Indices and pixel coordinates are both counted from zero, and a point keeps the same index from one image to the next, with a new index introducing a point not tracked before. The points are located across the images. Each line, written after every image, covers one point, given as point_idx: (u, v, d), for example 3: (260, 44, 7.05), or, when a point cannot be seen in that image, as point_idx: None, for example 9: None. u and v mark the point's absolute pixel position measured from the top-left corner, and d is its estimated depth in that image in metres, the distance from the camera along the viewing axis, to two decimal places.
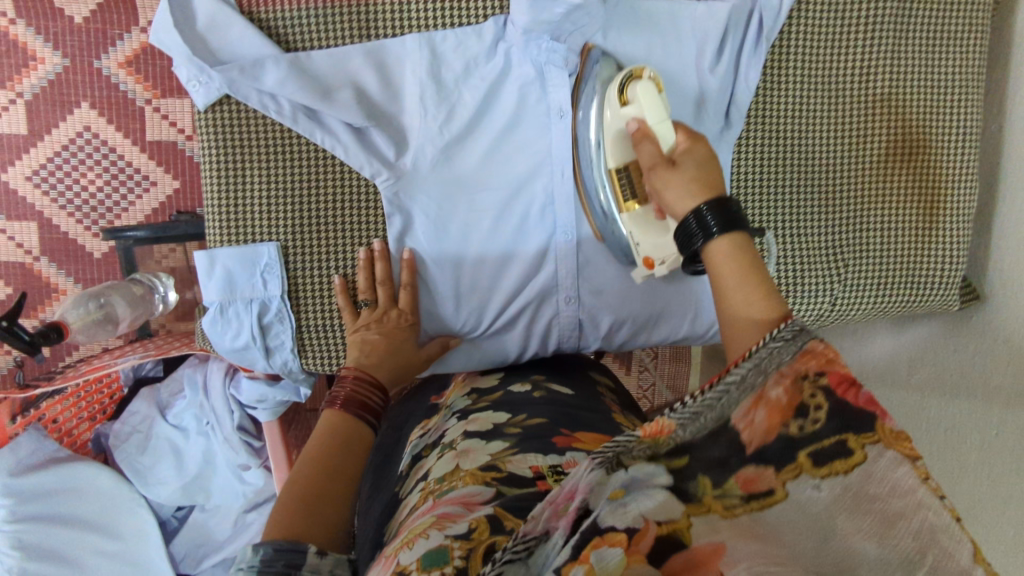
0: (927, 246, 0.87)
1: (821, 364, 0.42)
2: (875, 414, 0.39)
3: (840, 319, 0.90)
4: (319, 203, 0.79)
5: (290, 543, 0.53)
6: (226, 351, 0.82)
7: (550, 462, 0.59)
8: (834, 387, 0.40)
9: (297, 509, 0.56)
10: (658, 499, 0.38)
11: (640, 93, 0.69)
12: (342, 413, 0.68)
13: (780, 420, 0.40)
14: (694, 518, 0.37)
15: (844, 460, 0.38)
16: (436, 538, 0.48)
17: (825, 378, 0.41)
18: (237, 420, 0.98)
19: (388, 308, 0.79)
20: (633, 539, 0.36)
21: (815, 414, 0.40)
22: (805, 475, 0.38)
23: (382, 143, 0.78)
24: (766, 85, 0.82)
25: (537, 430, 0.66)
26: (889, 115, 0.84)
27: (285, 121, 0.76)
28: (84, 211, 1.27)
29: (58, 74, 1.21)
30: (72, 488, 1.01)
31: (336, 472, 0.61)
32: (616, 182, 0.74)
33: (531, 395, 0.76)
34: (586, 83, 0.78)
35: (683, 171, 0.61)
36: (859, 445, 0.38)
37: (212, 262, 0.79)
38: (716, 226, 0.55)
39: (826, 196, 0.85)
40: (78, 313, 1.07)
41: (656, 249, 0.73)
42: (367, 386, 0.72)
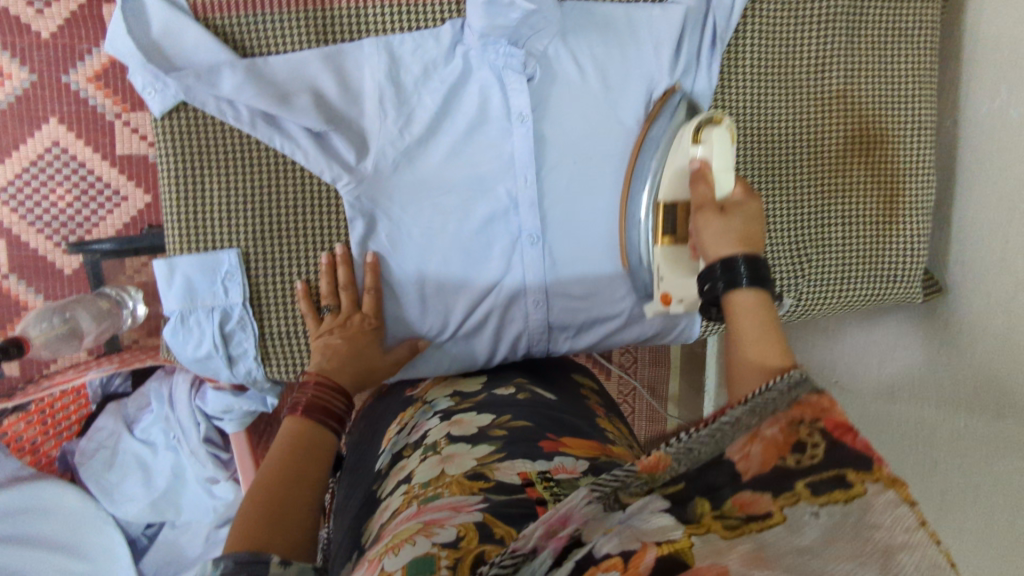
0: (889, 239, 0.88)
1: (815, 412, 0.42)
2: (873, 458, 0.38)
3: (806, 314, 0.91)
4: (280, 209, 0.79)
5: (252, 554, 0.50)
6: (189, 361, 0.80)
7: (539, 469, 0.58)
8: (831, 430, 0.40)
9: (259, 522, 0.54)
10: (655, 524, 0.39)
11: (713, 137, 0.71)
12: (306, 420, 0.66)
13: (777, 452, 0.40)
14: (696, 539, 0.37)
15: (843, 490, 0.37)
16: (424, 545, 0.47)
17: (821, 423, 0.40)
18: (203, 431, 0.97)
19: (351, 314, 0.79)
20: (631, 564, 0.36)
21: (813, 451, 0.39)
22: (803, 503, 0.37)
23: (343, 148, 0.78)
24: (725, 84, 0.83)
25: (524, 432, 0.66)
26: (845, 111, 0.85)
27: (243, 127, 0.76)
28: (53, 227, 1.25)
29: (26, 90, 1.20)
30: (35, 506, 0.99)
31: (301, 486, 0.59)
32: (660, 213, 0.74)
33: (514, 397, 0.76)
34: (669, 104, 0.80)
35: (730, 221, 0.62)
36: (859, 480, 0.37)
37: (172, 271, 0.78)
38: (744, 278, 0.55)
39: (788, 192, 0.86)
40: (42, 327, 1.07)
41: (681, 288, 0.73)
42: (329, 391, 0.70)
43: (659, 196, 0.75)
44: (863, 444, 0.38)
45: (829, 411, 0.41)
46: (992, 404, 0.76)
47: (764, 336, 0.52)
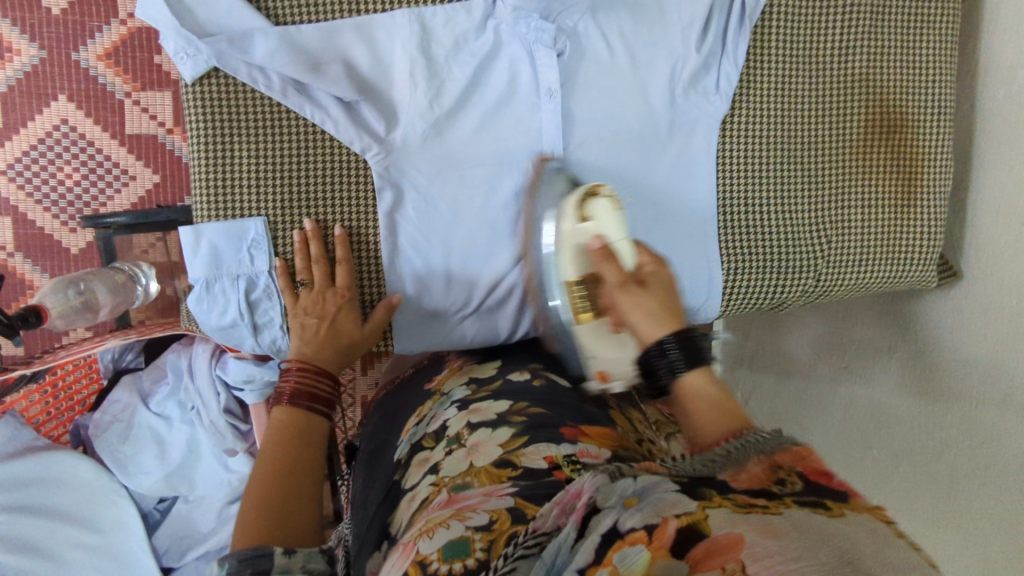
0: (906, 224, 0.88)
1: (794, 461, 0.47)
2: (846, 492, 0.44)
3: (823, 297, 0.90)
4: (308, 177, 0.79)
5: (256, 548, 0.57)
6: (213, 331, 0.80)
7: (565, 453, 0.60)
8: (808, 474, 0.46)
9: (262, 515, 0.60)
10: (667, 499, 0.43)
11: (598, 209, 0.72)
12: (294, 411, 0.71)
13: (762, 481, 0.45)
14: (711, 511, 0.41)
15: (824, 509, 0.42)
16: (458, 529, 0.50)
17: (800, 468, 0.47)
18: (222, 402, 0.95)
19: (323, 289, 0.78)
20: (654, 538, 0.40)
21: (791, 484, 0.45)
22: (791, 506, 0.42)
23: (373, 119, 0.78)
24: (750, 66, 0.83)
25: (544, 419, 0.67)
26: (866, 96, 0.86)
27: (274, 95, 0.76)
28: (61, 205, 1.25)
29: (36, 66, 1.20)
30: (49, 477, 0.98)
31: (297, 478, 0.65)
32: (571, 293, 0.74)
33: (530, 384, 0.76)
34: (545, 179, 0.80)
35: (648, 294, 0.66)
36: (839, 506, 0.42)
37: (198, 237, 0.78)
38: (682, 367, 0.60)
39: (809, 175, 0.86)
40: (57, 299, 1.05)
41: (615, 365, 0.73)
42: (313, 375, 0.74)
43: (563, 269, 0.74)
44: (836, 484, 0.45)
45: (808, 460, 0.47)
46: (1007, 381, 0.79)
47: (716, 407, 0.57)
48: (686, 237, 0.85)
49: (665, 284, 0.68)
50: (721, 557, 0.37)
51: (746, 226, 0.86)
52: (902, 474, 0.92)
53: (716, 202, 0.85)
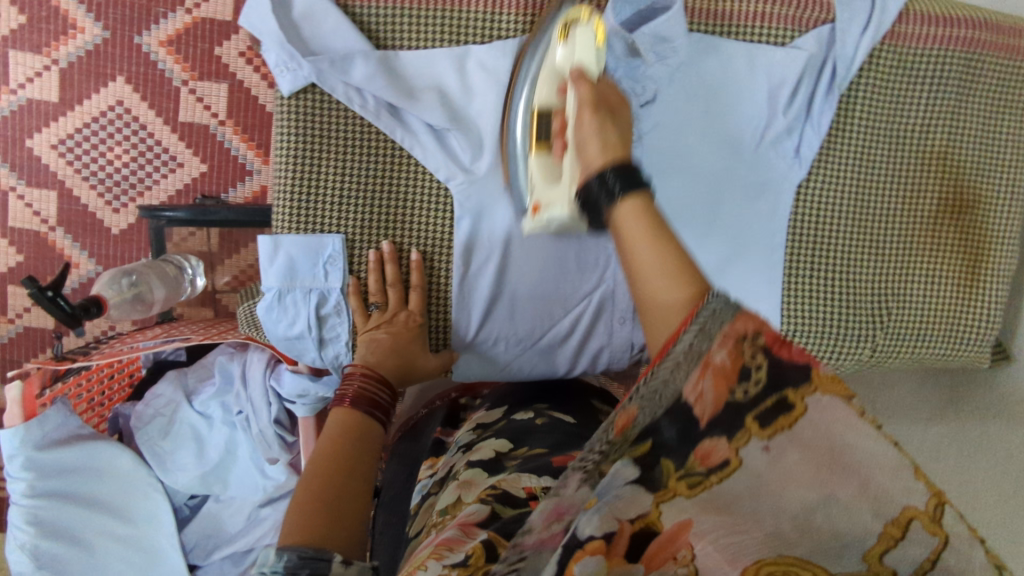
0: (971, 306, 0.85)
1: (757, 322, 0.41)
2: (809, 365, 0.39)
3: (877, 367, 0.87)
4: (390, 198, 0.79)
5: (316, 550, 0.54)
6: (278, 339, 0.81)
7: (543, 483, 0.63)
8: (770, 345, 0.40)
9: (315, 517, 0.58)
10: (626, 495, 0.40)
11: (576, 34, 0.68)
12: (350, 412, 0.70)
13: (726, 385, 0.40)
14: (664, 505, 0.39)
15: (785, 415, 0.38)
16: (434, 569, 0.49)
17: (761, 338, 0.41)
18: (273, 413, 0.95)
19: (395, 311, 0.79)
20: (612, 546, 0.38)
21: (757, 376, 0.40)
22: (755, 439, 0.38)
23: (460, 148, 0.79)
24: (835, 130, 0.80)
25: (538, 455, 0.70)
26: (944, 172, 0.83)
27: (368, 116, 0.77)
28: (107, 185, 1.29)
29: (97, 46, 1.24)
30: (91, 467, 0.98)
31: (349, 482, 0.63)
32: (535, 120, 0.70)
33: (533, 422, 0.79)
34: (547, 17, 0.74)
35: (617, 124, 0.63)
36: (799, 399, 0.38)
37: (276, 248, 0.78)
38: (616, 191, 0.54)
39: (878, 246, 0.83)
40: (112, 290, 1.07)
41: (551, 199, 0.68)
42: (375, 382, 0.74)
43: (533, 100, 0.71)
44: (797, 353, 0.40)
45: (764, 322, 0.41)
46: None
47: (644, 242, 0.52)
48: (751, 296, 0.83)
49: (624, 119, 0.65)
50: (673, 546, 0.38)
51: (811, 289, 0.83)
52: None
53: (784, 262, 0.82)
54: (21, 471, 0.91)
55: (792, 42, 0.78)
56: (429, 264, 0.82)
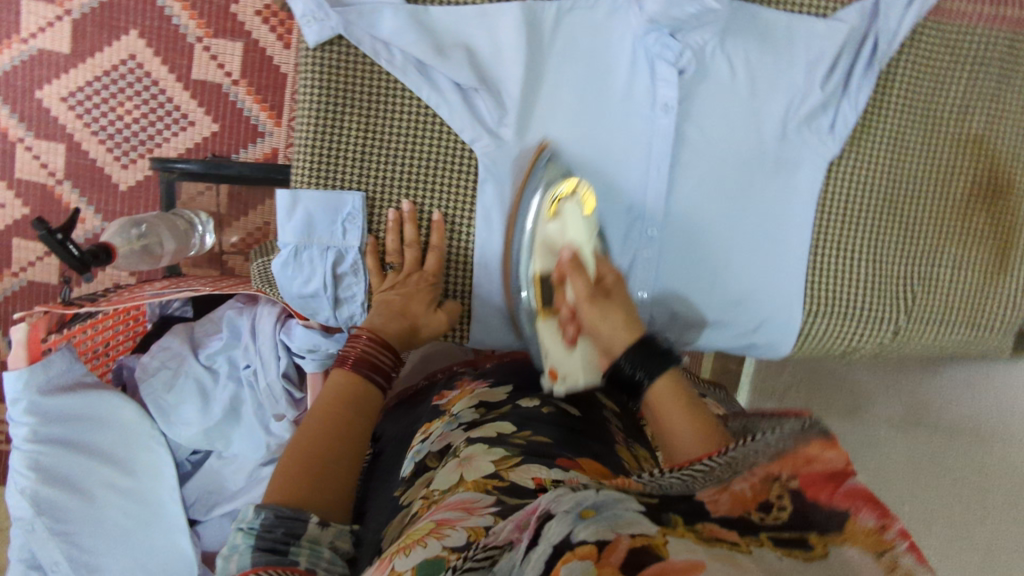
0: (996, 293, 0.83)
1: (797, 465, 0.44)
2: (847, 512, 0.41)
3: (897, 350, 0.86)
4: (413, 157, 0.78)
5: (294, 510, 0.59)
6: (292, 297, 0.79)
7: (553, 477, 0.59)
8: (805, 489, 0.43)
9: (302, 477, 0.62)
10: (625, 517, 0.42)
11: (565, 211, 0.74)
12: (349, 373, 0.72)
13: (743, 506, 0.43)
14: (670, 538, 0.40)
15: (803, 550, 0.40)
16: (434, 548, 0.50)
17: (795, 480, 0.43)
18: (282, 367, 0.93)
19: (410, 272, 0.78)
20: (604, 554, 0.39)
21: (778, 512, 0.42)
22: (767, 548, 0.40)
23: (487, 109, 0.77)
24: (872, 107, 0.79)
25: (540, 446, 0.66)
26: (981, 153, 0.81)
27: (394, 71, 0.75)
28: (116, 140, 1.27)
29: None
30: (93, 416, 0.97)
31: (343, 447, 0.66)
32: (540, 287, 0.77)
33: (538, 410, 0.75)
34: (536, 167, 0.77)
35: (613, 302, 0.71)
36: (820, 543, 0.40)
37: (294, 203, 0.76)
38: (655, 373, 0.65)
39: (906, 227, 0.82)
40: (120, 238, 1.06)
41: (566, 366, 0.73)
42: (378, 347, 0.74)
43: (533, 267, 0.77)
44: (839, 498, 0.42)
45: (812, 464, 0.44)
46: None
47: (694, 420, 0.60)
48: (774, 272, 0.82)
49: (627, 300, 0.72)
50: None
51: (836, 267, 0.82)
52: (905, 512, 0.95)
53: (811, 238, 0.81)
54: (24, 415, 0.91)
55: (834, 14, 0.77)
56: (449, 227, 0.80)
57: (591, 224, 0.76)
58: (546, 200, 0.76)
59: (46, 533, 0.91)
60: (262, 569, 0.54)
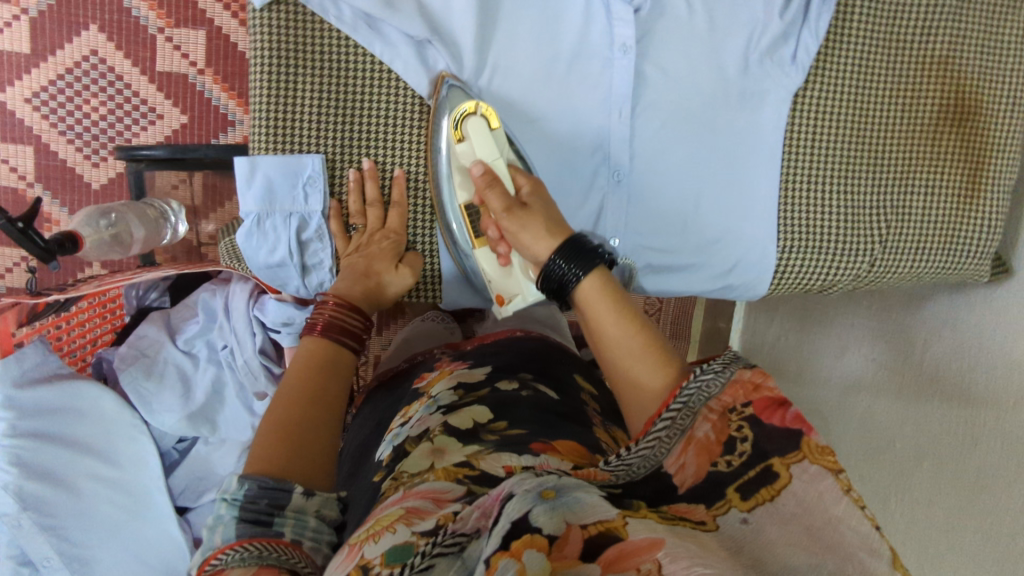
0: (970, 217, 0.83)
1: (746, 393, 0.52)
2: (800, 430, 0.48)
3: (874, 283, 0.86)
4: (370, 117, 0.76)
5: (277, 481, 0.57)
6: (259, 268, 0.78)
7: (525, 464, 0.57)
8: (758, 414, 0.50)
9: (280, 448, 0.60)
10: (584, 504, 0.44)
11: (471, 132, 0.73)
12: (320, 340, 0.71)
13: (709, 457, 0.50)
14: (629, 520, 0.44)
15: (769, 487, 0.46)
16: (404, 533, 0.47)
17: (750, 408, 0.51)
18: (258, 343, 0.91)
19: (373, 231, 0.78)
20: (558, 547, 0.40)
21: (742, 447, 0.49)
22: (735, 508, 0.46)
23: (443, 62, 0.75)
24: (832, 37, 0.78)
25: (516, 438, 0.64)
26: (946, 76, 0.80)
27: (345, 28, 0.73)
28: (85, 139, 1.25)
29: None
30: (71, 407, 0.96)
31: (321, 416, 0.64)
32: (467, 217, 0.75)
33: (518, 394, 0.75)
34: (441, 97, 0.74)
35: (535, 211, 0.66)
36: (783, 468, 0.47)
37: (253, 170, 0.75)
38: (581, 270, 0.62)
39: (873, 157, 0.81)
40: (90, 228, 1.05)
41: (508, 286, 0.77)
42: (346, 312, 0.73)
43: (459, 199, 0.76)
44: (789, 420, 0.49)
45: (759, 392, 0.52)
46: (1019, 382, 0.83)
47: (628, 324, 0.60)
48: (743, 209, 0.82)
49: (548, 204, 0.69)
50: (637, 558, 0.39)
51: (806, 203, 0.82)
52: (897, 450, 0.98)
53: (779, 176, 0.81)
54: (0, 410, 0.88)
55: None
56: (411, 185, 0.80)
57: (500, 139, 0.74)
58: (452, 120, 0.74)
59: (34, 527, 0.89)
60: (246, 540, 0.53)
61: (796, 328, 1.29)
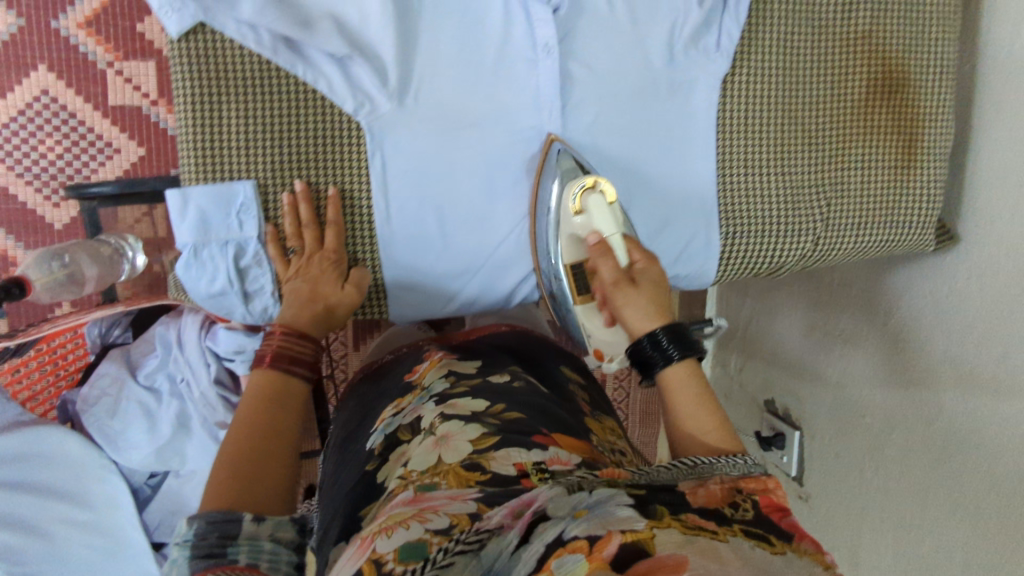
0: (906, 187, 0.83)
1: (758, 489, 0.51)
2: (792, 533, 0.47)
3: (822, 260, 0.86)
4: (299, 140, 0.76)
5: (224, 513, 0.56)
6: (202, 298, 0.78)
7: (534, 460, 0.56)
8: (763, 506, 0.49)
9: (229, 483, 0.59)
10: (617, 513, 0.44)
11: (590, 205, 0.73)
12: (268, 373, 0.69)
13: (717, 502, 0.49)
14: (657, 531, 0.42)
15: (766, 544, 0.45)
16: (416, 530, 0.45)
17: (756, 498, 0.50)
18: (213, 373, 0.91)
19: (311, 253, 0.77)
20: (597, 548, 0.41)
21: (744, 512, 0.48)
22: (739, 536, 0.45)
23: (367, 78, 0.75)
24: (753, 22, 0.79)
25: (518, 425, 0.62)
26: (869, 50, 0.81)
27: (264, 53, 0.73)
28: (43, 180, 1.19)
29: (12, 34, 1.14)
30: (37, 453, 0.95)
31: (275, 444, 0.64)
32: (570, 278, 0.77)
33: (509, 385, 0.73)
34: (549, 157, 0.78)
35: (641, 292, 0.66)
36: (781, 545, 0.45)
37: (185, 201, 0.74)
38: (675, 352, 0.61)
39: (807, 135, 0.82)
40: (41, 271, 1.03)
41: (608, 346, 0.76)
42: (295, 340, 0.72)
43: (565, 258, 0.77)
44: (786, 524, 0.48)
45: (770, 493, 0.51)
46: (973, 340, 0.83)
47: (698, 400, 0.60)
48: (686, 197, 0.82)
49: (657, 282, 0.68)
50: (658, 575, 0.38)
51: (744, 187, 0.82)
52: (868, 423, 0.98)
53: (715, 163, 0.81)
54: None
55: None
56: (347, 203, 0.79)
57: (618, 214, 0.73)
58: (568, 183, 0.76)
59: None
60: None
61: (765, 307, 1.29)
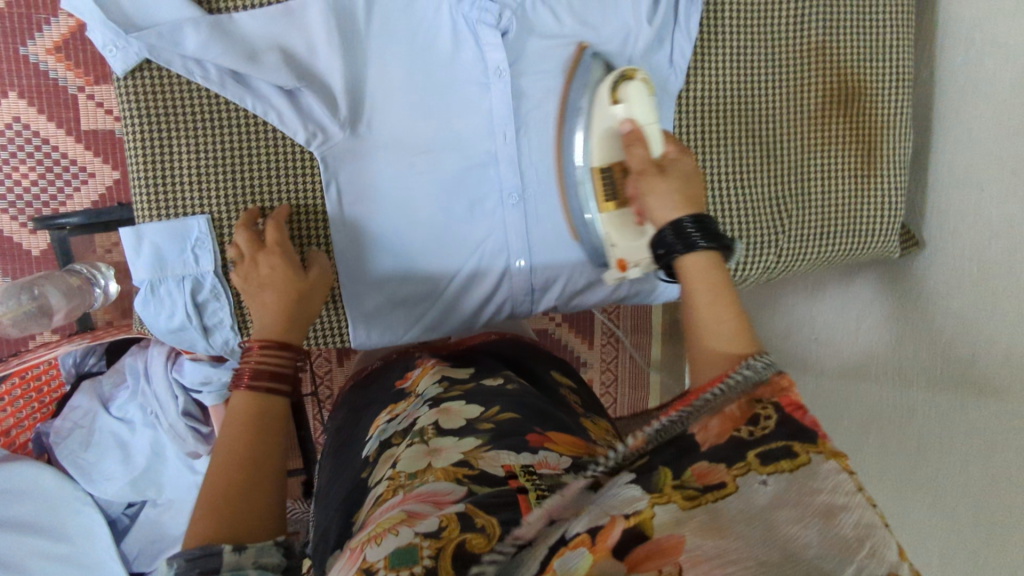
0: (866, 197, 0.83)
1: (773, 392, 0.43)
2: (818, 432, 0.39)
3: (786, 272, 0.86)
4: (252, 170, 0.75)
5: (203, 547, 0.48)
6: (163, 333, 0.77)
7: (523, 461, 0.49)
8: (784, 407, 0.41)
9: (207, 517, 0.50)
10: (620, 497, 0.39)
11: (630, 93, 0.68)
12: (251, 395, 0.60)
13: (732, 427, 0.42)
14: (659, 508, 0.37)
15: (788, 459, 0.38)
16: (406, 535, 0.40)
17: (775, 401, 0.42)
18: (180, 405, 0.91)
19: (254, 254, 0.70)
20: (598, 538, 0.36)
21: (763, 424, 0.41)
22: (753, 471, 0.38)
23: (317, 107, 0.74)
24: (705, 39, 0.78)
25: (512, 425, 0.56)
26: (823, 61, 0.81)
27: (212, 87, 0.72)
28: (18, 207, 1.15)
29: None
30: (9, 488, 0.96)
31: (262, 466, 0.55)
32: (598, 180, 0.71)
33: (503, 386, 0.65)
34: (581, 65, 0.76)
35: (669, 179, 0.57)
36: (803, 450, 0.38)
37: (139, 239, 0.74)
38: (700, 239, 0.51)
39: (764, 148, 0.82)
40: (9, 304, 1.03)
41: (631, 252, 0.69)
42: (275, 350, 0.64)
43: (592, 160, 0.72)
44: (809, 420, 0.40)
45: (786, 389, 0.43)
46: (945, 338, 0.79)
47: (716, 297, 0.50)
48: None
49: (688, 174, 0.59)
50: (659, 559, 0.34)
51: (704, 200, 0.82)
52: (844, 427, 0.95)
53: None
54: None
55: None
56: (302, 228, 0.77)
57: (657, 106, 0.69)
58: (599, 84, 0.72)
59: None
60: None
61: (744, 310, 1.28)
